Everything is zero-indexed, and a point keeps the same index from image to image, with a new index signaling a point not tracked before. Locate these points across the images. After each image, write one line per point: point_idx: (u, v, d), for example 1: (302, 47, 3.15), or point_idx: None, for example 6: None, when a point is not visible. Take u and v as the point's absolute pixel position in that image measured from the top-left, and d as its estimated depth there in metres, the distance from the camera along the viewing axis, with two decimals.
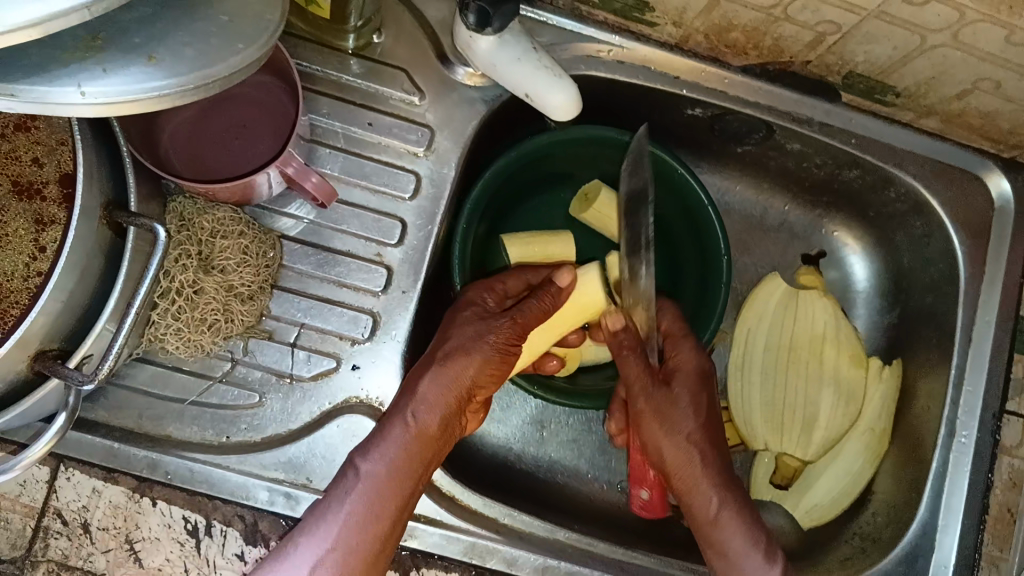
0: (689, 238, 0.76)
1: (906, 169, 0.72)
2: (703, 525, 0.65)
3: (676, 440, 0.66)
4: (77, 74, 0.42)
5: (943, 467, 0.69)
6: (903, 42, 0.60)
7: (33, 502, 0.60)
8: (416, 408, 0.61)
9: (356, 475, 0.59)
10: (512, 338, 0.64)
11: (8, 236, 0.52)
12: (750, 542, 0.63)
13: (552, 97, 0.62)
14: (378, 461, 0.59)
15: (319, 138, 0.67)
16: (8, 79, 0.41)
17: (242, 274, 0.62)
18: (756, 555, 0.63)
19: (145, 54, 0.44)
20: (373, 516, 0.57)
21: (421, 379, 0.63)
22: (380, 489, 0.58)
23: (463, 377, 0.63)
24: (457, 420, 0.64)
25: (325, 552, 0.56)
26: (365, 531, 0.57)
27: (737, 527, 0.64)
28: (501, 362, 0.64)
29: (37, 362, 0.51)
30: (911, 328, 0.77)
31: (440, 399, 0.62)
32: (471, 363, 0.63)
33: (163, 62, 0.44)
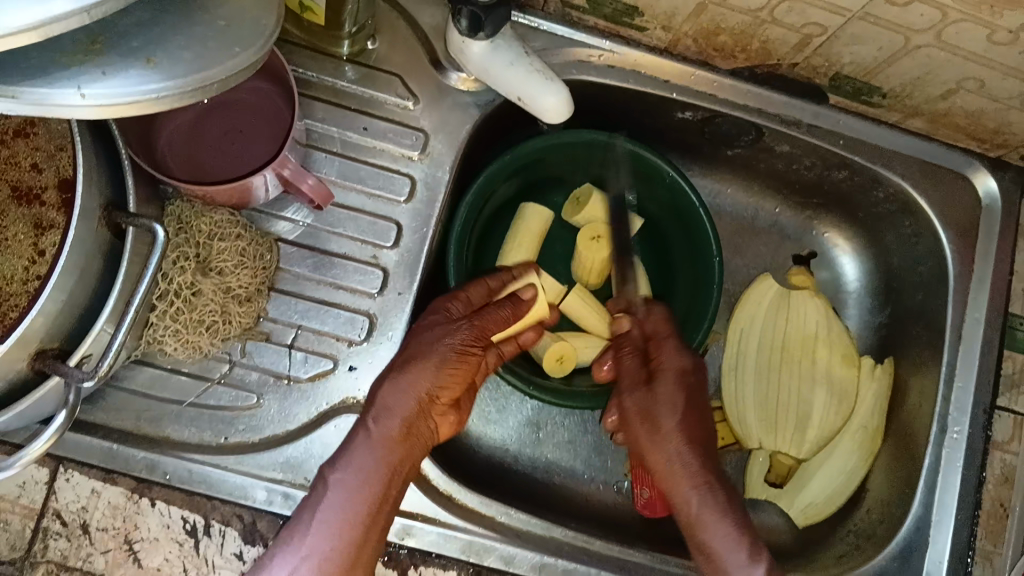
0: (681, 239, 0.78)
1: (893, 169, 0.73)
2: (690, 524, 0.64)
3: (654, 441, 0.67)
4: (78, 77, 0.44)
5: (936, 462, 0.70)
6: (888, 43, 0.62)
7: (33, 503, 0.60)
8: (377, 416, 0.62)
9: (327, 485, 0.59)
10: (466, 339, 0.65)
11: (8, 241, 0.53)
12: (731, 544, 0.62)
13: (543, 99, 0.64)
14: (347, 470, 0.60)
15: (315, 143, 0.68)
16: (11, 82, 0.43)
17: (240, 275, 0.63)
18: (740, 555, 0.61)
19: (142, 57, 0.46)
20: (343, 524, 0.58)
21: (385, 388, 0.63)
22: (348, 496, 0.59)
23: (421, 382, 0.63)
24: (422, 424, 0.63)
25: (300, 561, 0.56)
26: (339, 536, 0.57)
27: (721, 525, 0.63)
28: (459, 363, 0.64)
29: (37, 361, 0.51)
30: (902, 326, 0.77)
31: (399, 404, 0.63)
32: (428, 367, 0.63)
33: (160, 65, 0.46)
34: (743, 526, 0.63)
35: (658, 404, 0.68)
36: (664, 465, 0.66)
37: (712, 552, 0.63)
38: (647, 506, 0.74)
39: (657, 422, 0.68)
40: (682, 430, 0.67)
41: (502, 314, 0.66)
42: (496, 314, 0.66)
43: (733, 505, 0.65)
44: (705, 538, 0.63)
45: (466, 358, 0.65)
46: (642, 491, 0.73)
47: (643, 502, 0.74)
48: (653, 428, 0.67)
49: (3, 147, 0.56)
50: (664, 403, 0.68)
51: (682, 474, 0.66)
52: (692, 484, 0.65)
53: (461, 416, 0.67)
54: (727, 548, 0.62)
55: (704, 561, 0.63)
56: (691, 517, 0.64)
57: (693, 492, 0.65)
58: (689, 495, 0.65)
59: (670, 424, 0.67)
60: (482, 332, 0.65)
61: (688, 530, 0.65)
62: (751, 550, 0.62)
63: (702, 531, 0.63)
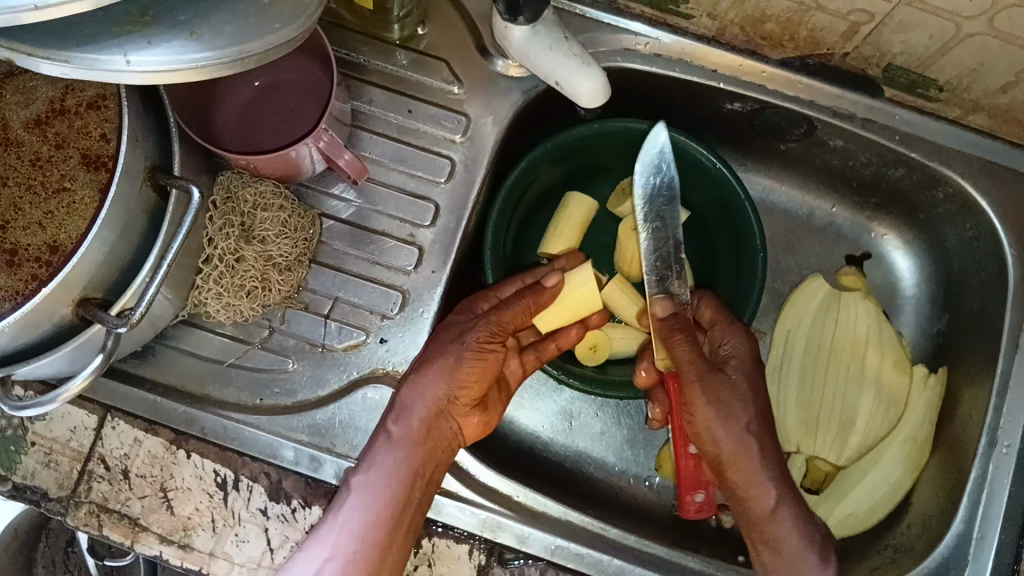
0: (726, 234, 0.77)
1: (952, 167, 0.70)
2: (760, 519, 0.66)
3: (734, 431, 0.66)
4: (125, 46, 0.49)
5: (982, 476, 0.66)
6: (938, 31, 0.60)
7: (81, 446, 0.65)
8: (397, 417, 0.64)
9: (348, 487, 0.62)
10: (483, 337, 0.65)
11: (76, 205, 0.60)
12: (805, 541, 0.65)
13: (580, 83, 0.65)
14: (369, 472, 0.62)
15: (362, 124, 0.71)
16: (64, 48, 0.48)
17: (281, 245, 0.65)
18: (812, 555, 0.65)
19: (187, 30, 0.50)
20: (368, 526, 0.60)
21: (404, 388, 0.65)
22: (372, 498, 0.61)
23: (441, 384, 0.65)
24: (442, 424, 0.65)
25: (325, 562, 0.60)
26: (363, 539, 0.60)
27: (793, 521, 0.65)
28: (477, 360, 0.65)
29: (81, 307, 0.55)
30: (959, 334, 0.74)
31: (418, 404, 0.64)
32: (445, 367, 0.64)
33: (202, 37, 0.51)
34: (808, 523, 0.66)
35: (728, 390, 0.67)
36: (739, 461, 0.66)
37: (784, 549, 0.65)
38: (699, 512, 0.69)
39: (731, 410, 0.66)
40: (751, 418, 0.67)
41: (521, 306, 0.66)
42: (516, 306, 0.66)
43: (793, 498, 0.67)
44: (777, 534, 0.65)
45: (484, 355, 0.65)
46: (694, 498, 0.69)
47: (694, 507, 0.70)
48: (727, 416, 0.66)
49: (76, 117, 0.62)
50: (734, 389, 0.67)
51: (757, 471, 0.66)
52: (759, 483, 0.66)
53: (489, 417, 0.68)
54: (801, 546, 0.65)
55: (769, 556, 0.65)
56: (764, 510, 0.66)
57: (768, 484, 0.66)
58: (768, 493, 0.66)
59: (747, 413, 0.67)
60: (500, 329, 0.66)
61: (757, 523, 0.66)
62: (821, 550, 0.65)
63: (773, 526, 0.65)
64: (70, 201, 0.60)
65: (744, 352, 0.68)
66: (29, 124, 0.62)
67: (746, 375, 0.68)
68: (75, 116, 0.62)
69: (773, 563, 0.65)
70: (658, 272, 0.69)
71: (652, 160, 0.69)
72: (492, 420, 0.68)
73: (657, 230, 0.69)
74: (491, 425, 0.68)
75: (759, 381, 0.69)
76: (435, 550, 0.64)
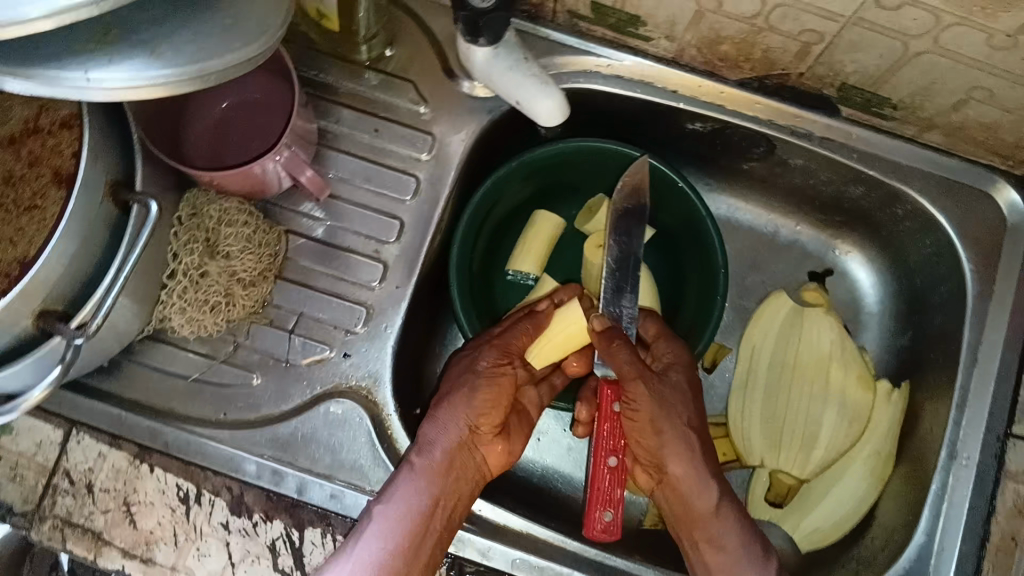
0: (691, 251, 0.78)
1: (910, 184, 0.72)
2: (701, 517, 0.65)
3: (675, 426, 0.66)
4: (87, 63, 0.50)
5: (943, 489, 0.66)
6: (887, 50, 0.62)
7: (47, 461, 0.65)
8: (419, 449, 0.65)
9: (370, 516, 0.61)
10: (493, 363, 0.68)
11: (46, 220, 0.60)
12: (745, 538, 0.65)
13: (541, 104, 0.67)
14: (390, 502, 0.61)
15: (330, 143, 0.72)
16: (37, 65, 0.49)
17: (244, 260, 0.66)
18: (751, 550, 0.64)
19: (150, 48, 0.51)
20: (388, 555, 0.59)
21: (431, 424, 0.66)
22: (391, 527, 0.60)
23: (458, 412, 0.66)
24: (466, 454, 0.65)
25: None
26: (381, 567, 0.59)
27: (733, 518, 0.65)
28: (492, 389, 0.68)
29: (41, 320, 0.56)
30: (921, 350, 0.75)
31: (440, 435, 0.65)
32: (461, 398, 0.67)
33: (166, 55, 0.51)
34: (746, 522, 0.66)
35: (673, 392, 0.67)
36: (677, 454, 0.66)
37: (725, 546, 0.64)
38: (606, 533, 0.66)
39: (675, 409, 0.67)
40: (686, 418, 0.67)
41: (523, 330, 0.70)
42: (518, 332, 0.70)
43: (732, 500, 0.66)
44: (718, 532, 0.64)
45: (494, 380, 0.68)
46: (606, 512, 0.66)
47: (600, 527, 0.66)
48: (667, 416, 0.66)
49: (50, 135, 0.63)
50: (676, 389, 0.68)
51: (697, 465, 0.66)
52: (700, 479, 0.65)
53: (513, 448, 0.69)
54: (740, 542, 0.64)
55: (710, 555, 0.64)
56: (708, 508, 0.65)
57: (708, 484, 0.65)
58: (710, 486, 0.65)
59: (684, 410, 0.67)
60: (507, 351, 0.69)
61: (702, 521, 0.65)
62: (760, 546, 0.65)
63: (716, 522, 0.64)
64: (41, 216, 0.60)
65: (681, 358, 0.70)
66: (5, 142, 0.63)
67: (685, 380, 0.68)
68: (48, 133, 0.63)
69: (715, 562, 0.64)
70: (613, 283, 0.70)
71: (631, 180, 0.72)
72: (515, 449, 0.69)
73: (620, 241, 0.71)
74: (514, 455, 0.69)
75: (695, 387, 0.69)
76: None
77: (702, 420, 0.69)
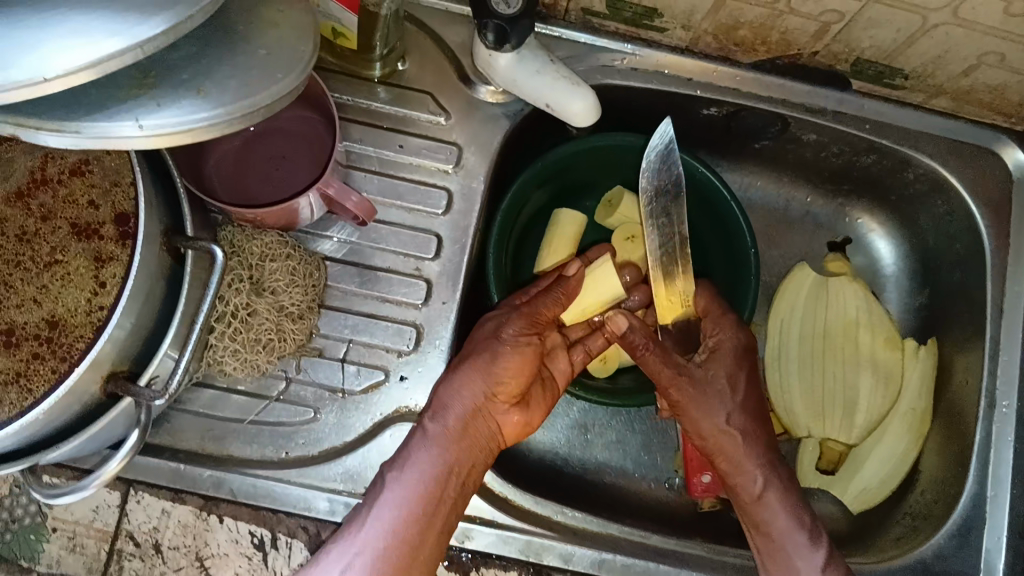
0: (716, 233, 0.79)
1: (922, 149, 0.74)
2: (748, 504, 0.66)
3: (716, 423, 0.67)
4: (134, 110, 0.46)
5: (987, 437, 0.70)
6: (905, 25, 0.64)
7: (107, 525, 0.62)
8: (436, 413, 0.64)
9: (385, 482, 0.61)
10: (521, 329, 0.65)
11: (70, 276, 0.55)
12: (796, 524, 0.64)
13: (571, 104, 0.66)
14: (404, 469, 0.61)
15: (353, 163, 0.70)
16: (74, 116, 0.45)
17: (292, 294, 0.64)
18: (801, 536, 0.64)
19: (194, 87, 0.47)
20: (401, 524, 0.59)
21: (444, 385, 0.65)
22: (405, 496, 0.60)
23: (477, 378, 0.64)
24: (481, 418, 0.64)
25: (356, 557, 0.58)
26: (393, 536, 0.59)
27: (781, 504, 0.65)
28: (516, 355, 0.64)
29: (110, 383, 0.53)
30: (942, 305, 0.78)
31: (456, 400, 0.64)
32: (480, 365, 0.64)
33: (210, 93, 0.48)
34: (797, 507, 0.66)
35: (715, 390, 0.68)
36: (727, 450, 0.67)
37: (774, 532, 0.65)
38: (707, 492, 0.74)
39: (713, 405, 0.67)
40: (738, 416, 0.68)
41: (552, 301, 0.67)
42: (546, 299, 0.67)
43: (784, 488, 0.66)
44: (766, 518, 0.65)
45: (520, 348, 0.65)
46: (701, 478, 0.73)
47: (701, 487, 0.74)
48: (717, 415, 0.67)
49: (60, 185, 0.58)
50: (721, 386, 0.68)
51: (743, 457, 0.67)
52: (744, 469, 0.67)
53: (529, 416, 0.67)
54: (793, 527, 0.64)
55: (763, 541, 0.65)
56: (752, 494, 0.66)
57: (753, 472, 0.67)
58: (752, 475, 0.67)
59: (730, 406, 0.67)
60: (536, 321, 0.66)
61: (747, 509, 0.66)
62: (811, 532, 0.64)
63: (761, 509, 0.66)
64: (63, 273, 0.55)
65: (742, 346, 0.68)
66: (10, 197, 0.57)
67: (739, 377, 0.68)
68: (57, 183, 0.58)
69: (768, 547, 0.65)
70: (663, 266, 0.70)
71: (659, 156, 0.69)
72: (534, 419, 0.67)
73: (662, 227, 0.70)
74: (531, 426, 0.68)
75: (751, 376, 0.69)
76: None
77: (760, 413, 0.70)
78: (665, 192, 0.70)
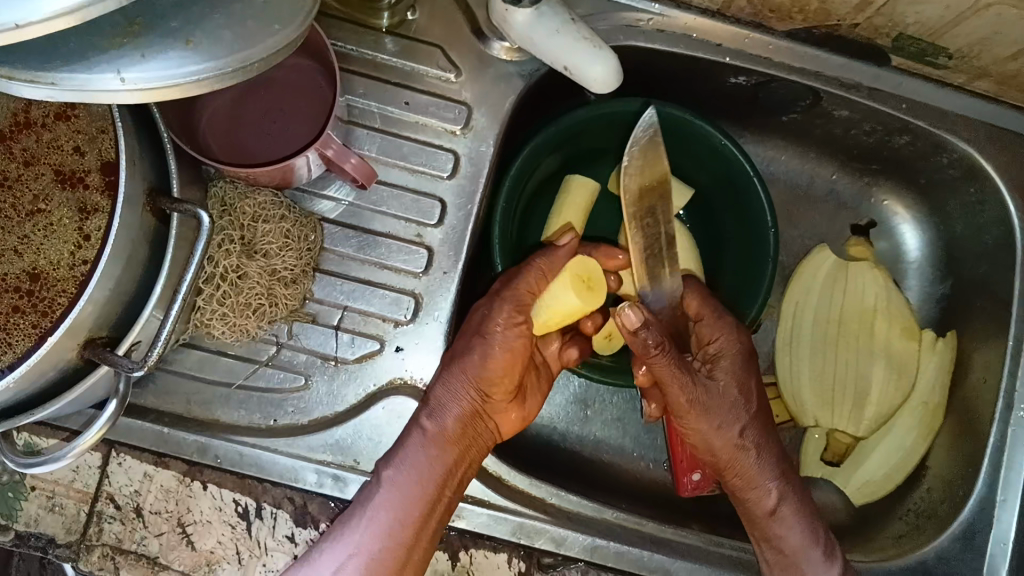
0: (731, 210, 0.75)
1: (958, 134, 0.69)
2: (760, 519, 0.64)
3: (728, 438, 0.63)
4: (116, 60, 0.41)
5: (1001, 441, 0.66)
6: (955, 2, 0.58)
7: (87, 487, 0.61)
8: (429, 411, 0.62)
9: (378, 483, 0.59)
10: (509, 322, 0.61)
11: (53, 225, 0.54)
12: (811, 539, 0.62)
13: (591, 69, 0.61)
14: (398, 469, 0.59)
15: (356, 119, 0.67)
16: (46, 66, 0.40)
17: (285, 257, 0.62)
18: (816, 552, 0.62)
19: (182, 37, 0.42)
20: (394, 526, 0.58)
21: (438, 382, 0.62)
22: (398, 497, 0.58)
23: (469, 376, 0.61)
24: (477, 416, 0.62)
25: (348, 558, 0.57)
26: (387, 538, 0.58)
27: (795, 519, 0.63)
28: (506, 352, 0.61)
29: (87, 350, 0.51)
30: (965, 297, 0.74)
31: (450, 401, 0.61)
32: (471, 362, 0.61)
33: (201, 45, 0.42)
34: (812, 521, 0.64)
35: (725, 400, 0.63)
36: (739, 466, 0.64)
37: (787, 550, 0.63)
38: (697, 489, 0.70)
39: (725, 417, 0.63)
40: (750, 426, 0.64)
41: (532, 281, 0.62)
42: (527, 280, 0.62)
43: (794, 502, 0.64)
44: (781, 533, 0.63)
45: (509, 346, 0.61)
46: (691, 478, 0.69)
47: (691, 485, 0.70)
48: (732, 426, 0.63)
49: (42, 129, 0.55)
50: (729, 394, 0.64)
51: (758, 470, 0.64)
52: (757, 483, 0.64)
53: (525, 409, 0.66)
54: (808, 544, 0.62)
55: (775, 557, 0.63)
56: (764, 510, 0.64)
57: (767, 487, 0.64)
58: (764, 489, 0.64)
59: (743, 419, 0.64)
60: (523, 307, 0.62)
61: (760, 524, 0.64)
62: (826, 547, 0.63)
63: (775, 524, 0.63)
64: (47, 222, 0.54)
65: (742, 348, 0.65)
66: None
67: (747, 386, 0.65)
68: (41, 128, 0.55)
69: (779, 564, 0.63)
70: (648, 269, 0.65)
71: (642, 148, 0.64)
72: (529, 411, 0.67)
73: (648, 228, 0.64)
74: (528, 416, 0.67)
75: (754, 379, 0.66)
76: (474, 561, 0.63)
77: (764, 420, 0.66)
78: (653, 187, 0.64)
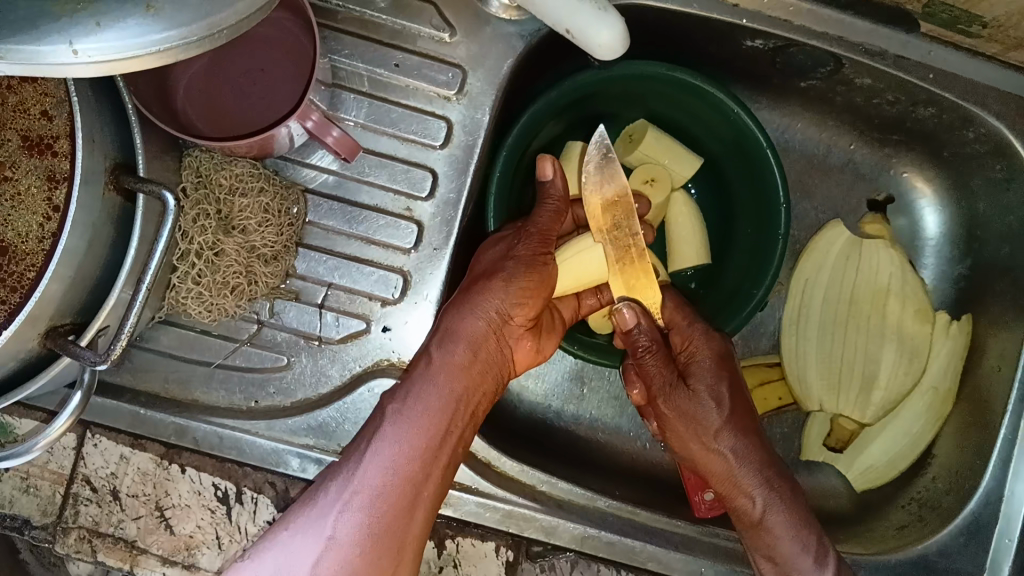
0: (743, 181, 0.70)
1: (987, 107, 0.64)
2: (749, 527, 0.61)
3: (704, 445, 0.63)
4: (68, 28, 0.35)
5: (1013, 434, 0.63)
6: None
7: (62, 468, 0.58)
8: (440, 341, 0.58)
9: (385, 415, 0.55)
10: (533, 248, 0.60)
11: (19, 195, 0.48)
12: (799, 546, 0.59)
13: (597, 32, 0.55)
14: (406, 403, 0.55)
15: (342, 82, 0.62)
16: None
17: (265, 234, 0.58)
18: (805, 559, 0.59)
19: (141, 1, 0.36)
20: (402, 462, 0.53)
21: (452, 312, 0.59)
22: (408, 430, 0.54)
23: (492, 300, 0.58)
24: (496, 344, 0.60)
25: (350, 497, 0.51)
26: (396, 476, 0.52)
27: (784, 526, 0.60)
28: (533, 274, 0.59)
29: (49, 340, 0.48)
30: (985, 279, 0.71)
31: (466, 327, 0.58)
32: (496, 284, 0.58)
33: (163, 10, 0.37)
34: (804, 523, 0.60)
35: (700, 406, 0.63)
36: (721, 474, 0.63)
37: (777, 557, 0.59)
38: (713, 510, 0.66)
39: (704, 423, 0.62)
40: (729, 426, 0.62)
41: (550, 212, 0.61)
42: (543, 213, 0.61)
43: (786, 500, 0.61)
44: (771, 542, 0.60)
45: (532, 269, 0.59)
46: (703, 496, 0.66)
47: (705, 506, 0.66)
48: (705, 433, 0.63)
49: (8, 92, 0.50)
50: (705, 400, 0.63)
51: (745, 475, 0.62)
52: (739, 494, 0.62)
53: (540, 343, 0.63)
54: (796, 550, 0.59)
55: (765, 565, 0.60)
56: (751, 519, 0.61)
57: (753, 493, 0.61)
58: (749, 497, 0.61)
59: (719, 425, 0.62)
60: (546, 238, 0.60)
61: (749, 534, 0.61)
62: (816, 552, 0.59)
63: (763, 533, 0.60)
64: (12, 192, 0.48)
65: (713, 352, 0.63)
66: None
67: (721, 394, 0.63)
68: (6, 90, 0.50)
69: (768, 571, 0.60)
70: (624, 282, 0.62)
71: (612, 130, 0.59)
72: (545, 348, 0.63)
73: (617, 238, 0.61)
74: (543, 354, 0.64)
75: (733, 383, 0.63)
76: (461, 549, 0.60)
77: (750, 420, 0.64)
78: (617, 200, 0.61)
